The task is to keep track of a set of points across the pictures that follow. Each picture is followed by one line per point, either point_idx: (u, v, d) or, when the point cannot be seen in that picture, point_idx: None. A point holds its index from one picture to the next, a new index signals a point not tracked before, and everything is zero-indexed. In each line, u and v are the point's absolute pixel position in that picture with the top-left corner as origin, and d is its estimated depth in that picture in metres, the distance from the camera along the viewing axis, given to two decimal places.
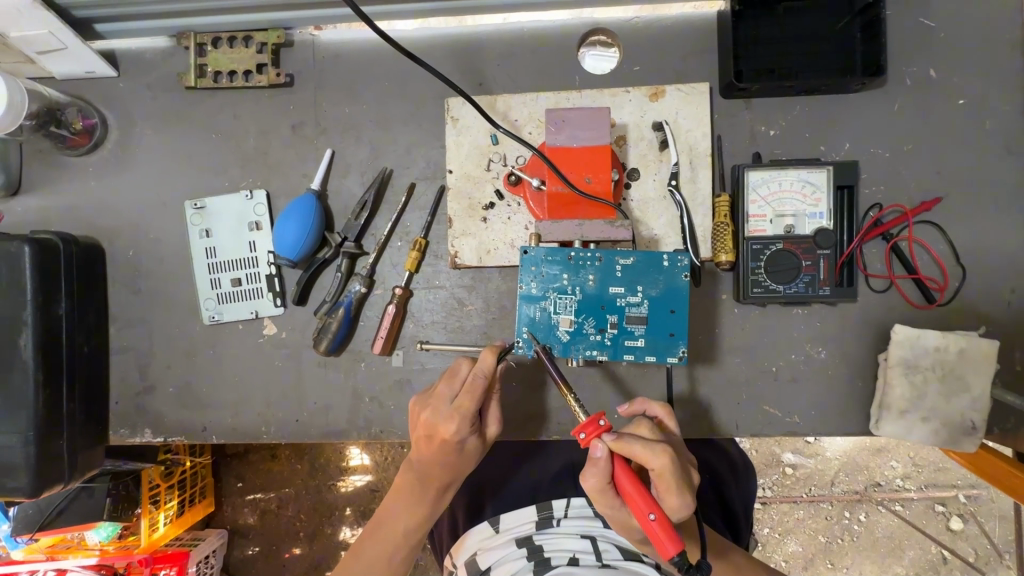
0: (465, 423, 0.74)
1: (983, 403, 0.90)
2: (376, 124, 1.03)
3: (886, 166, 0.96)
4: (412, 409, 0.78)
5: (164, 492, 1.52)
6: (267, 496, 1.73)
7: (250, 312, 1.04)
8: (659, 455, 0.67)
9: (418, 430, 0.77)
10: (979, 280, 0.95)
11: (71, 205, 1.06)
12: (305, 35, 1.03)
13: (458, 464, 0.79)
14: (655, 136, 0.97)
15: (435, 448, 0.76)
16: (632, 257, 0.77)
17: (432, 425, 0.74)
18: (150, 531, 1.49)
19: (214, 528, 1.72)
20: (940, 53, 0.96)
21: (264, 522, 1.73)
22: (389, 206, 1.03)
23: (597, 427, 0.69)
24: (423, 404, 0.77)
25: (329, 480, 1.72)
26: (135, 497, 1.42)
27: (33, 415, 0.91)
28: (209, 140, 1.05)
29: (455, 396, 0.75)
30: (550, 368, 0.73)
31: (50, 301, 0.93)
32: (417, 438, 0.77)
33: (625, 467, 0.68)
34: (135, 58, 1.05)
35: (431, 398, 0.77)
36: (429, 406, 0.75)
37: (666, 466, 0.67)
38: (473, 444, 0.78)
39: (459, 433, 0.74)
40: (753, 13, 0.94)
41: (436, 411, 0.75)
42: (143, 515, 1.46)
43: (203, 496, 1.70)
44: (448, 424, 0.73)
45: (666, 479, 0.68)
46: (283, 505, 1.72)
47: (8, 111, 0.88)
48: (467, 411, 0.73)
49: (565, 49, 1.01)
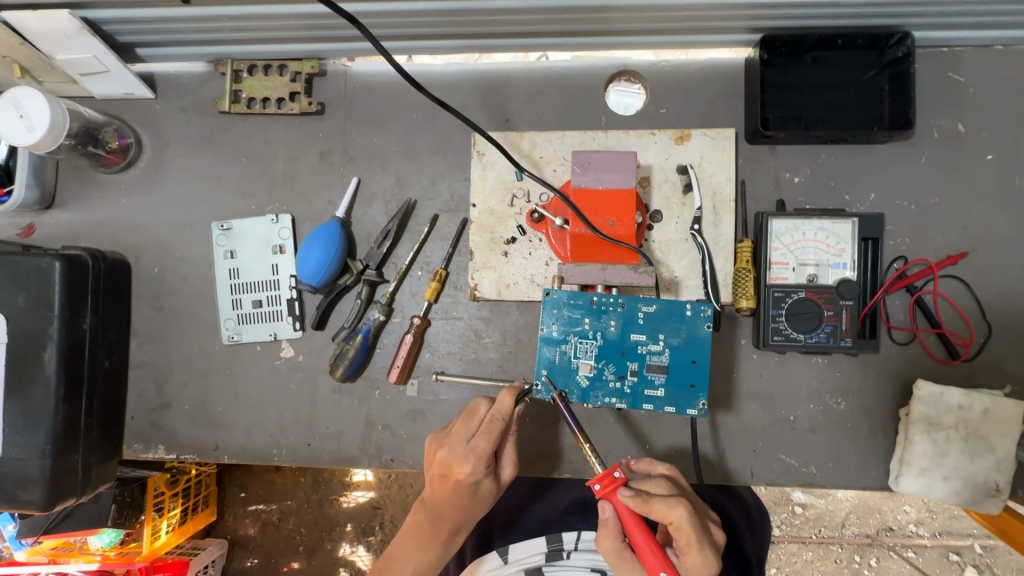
0: (481, 464, 0.73)
1: (1007, 465, 0.88)
2: (402, 154, 1.05)
3: (912, 218, 0.96)
4: (428, 446, 0.78)
5: (168, 499, 1.50)
6: (268, 508, 1.72)
7: (269, 335, 1.05)
8: (676, 510, 0.68)
9: (433, 468, 0.77)
10: (1004, 337, 0.94)
11: (101, 221, 1.08)
12: (338, 65, 1.06)
13: (472, 505, 0.78)
14: (679, 179, 0.97)
15: (450, 488, 0.75)
16: (655, 305, 0.77)
17: (447, 464, 0.74)
18: (151, 540, 1.47)
19: (214, 538, 1.72)
20: (968, 108, 0.96)
21: (264, 535, 1.73)
22: (412, 236, 1.04)
23: (613, 481, 0.68)
24: (439, 442, 0.77)
25: (331, 494, 1.71)
26: (139, 504, 1.40)
27: (51, 429, 0.92)
28: (239, 163, 1.07)
29: (472, 436, 0.75)
30: (567, 414, 0.73)
31: (76, 317, 0.95)
32: (432, 477, 0.77)
33: (642, 523, 0.68)
34: (173, 82, 1.08)
35: (447, 436, 0.77)
36: (445, 444, 0.75)
37: (685, 520, 0.68)
38: (488, 487, 0.77)
39: (475, 474, 0.73)
40: (780, 62, 0.95)
41: (452, 450, 0.74)
42: (146, 523, 1.44)
43: (205, 505, 1.70)
44: (463, 464, 0.73)
45: (685, 532, 0.68)
46: (284, 518, 1.72)
47: (48, 130, 0.90)
48: (483, 452, 0.73)
49: (592, 87, 1.02)
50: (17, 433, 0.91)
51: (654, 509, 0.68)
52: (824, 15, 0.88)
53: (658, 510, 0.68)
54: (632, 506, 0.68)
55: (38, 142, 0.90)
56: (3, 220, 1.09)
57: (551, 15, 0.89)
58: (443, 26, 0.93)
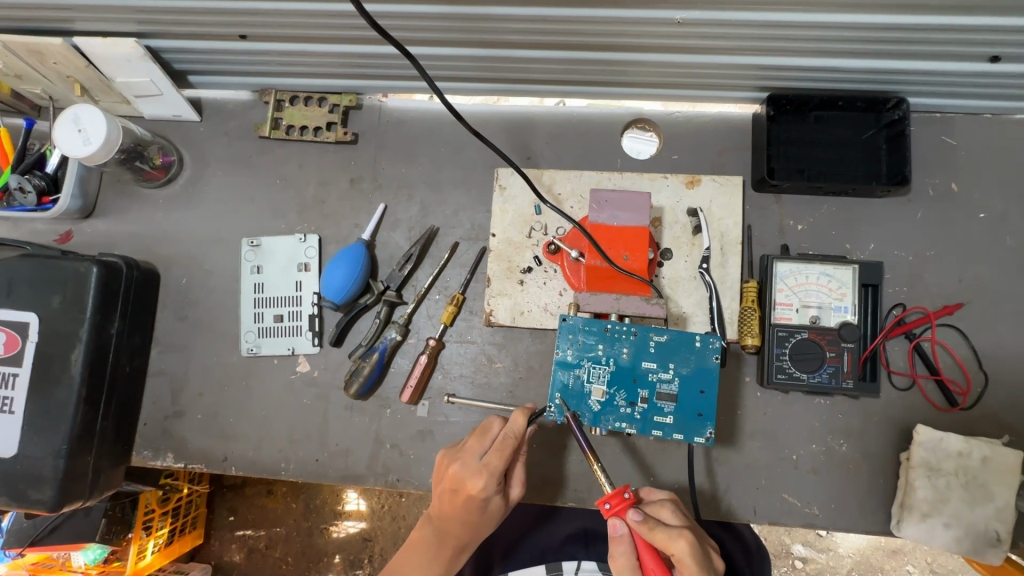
0: (494, 480, 0.75)
1: (1007, 514, 0.89)
2: (428, 184, 1.11)
3: (909, 269, 1.01)
4: (440, 462, 0.80)
5: (158, 518, 1.49)
6: (256, 535, 1.68)
7: (287, 349, 1.08)
8: (679, 540, 0.68)
9: (444, 484, 0.79)
10: (1000, 388, 0.97)
11: (137, 232, 1.13)
12: (373, 101, 1.14)
13: (481, 523, 0.79)
14: (689, 221, 1.03)
15: (461, 503, 0.77)
16: (666, 335, 0.81)
17: (460, 479, 0.76)
18: (138, 558, 1.44)
19: (198, 562, 1.66)
20: (960, 169, 1.03)
21: (250, 562, 1.67)
22: (432, 261, 1.09)
23: (623, 500, 0.70)
24: (452, 457, 0.79)
25: (322, 523, 1.67)
26: (129, 521, 1.41)
27: (69, 429, 0.94)
28: (273, 184, 1.13)
29: (485, 452, 0.77)
30: (579, 435, 0.75)
31: (105, 321, 0.98)
32: (443, 492, 0.78)
33: (648, 548, 0.70)
34: (218, 107, 1.16)
35: (461, 451, 0.79)
36: (459, 459, 0.77)
37: (686, 552, 0.68)
38: (497, 504, 0.79)
39: (487, 490, 0.75)
40: (785, 119, 1.03)
41: (465, 465, 0.76)
42: (133, 540, 1.43)
43: (193, 527, 1.65)
44: (476, 480, 0.75)
45: (687, 564, 0.68)
46: (271, 546, 1.67)
47: (101, 145, 0.96)
48: (497, 468, 0.75)
49: (609, 133, 1.10)
50: (35, 432, 0.93)
51: (657, 537, 0.69)
52: (826, 79, 0.96)
53: (661, 538, 0.69)
54: (638, 530, 0.70)
55: (92, 155, 0.97)
56: (43, 226, 1.14)
57: (576, 66, 0.97)
58: (475, 70, 1.01)
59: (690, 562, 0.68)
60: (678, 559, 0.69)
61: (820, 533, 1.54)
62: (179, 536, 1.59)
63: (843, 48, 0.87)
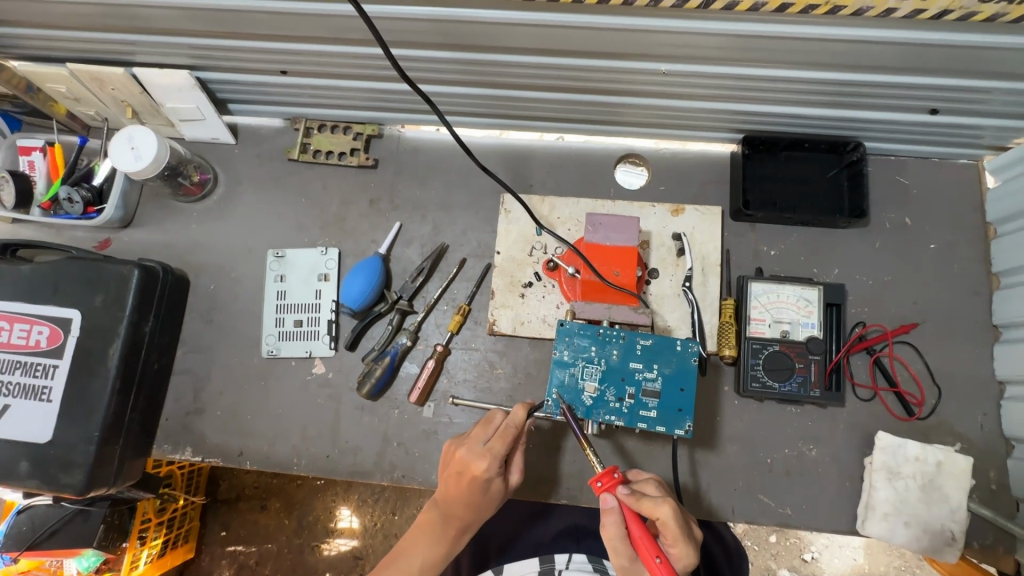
0: (495, 463, 0.89)
1: (961, 514, 0.98)
2: (440, 206, 1.23)
3: (870, 291, 1.13)
4: (449, 449, 0.94)
5: (153, 528, 1.48)
6: (247, 550, 1.67)
7: (305, 352, 1.17)
8: (663, 505, 0.79)
9: (452, 467, 0.93)
10: (953, 400, 1.07)
11: (171, 242, 1.24)
12: (393, 131, 1.27)
13: (482, 503, 0.93)
14: (674, 244, 1.15)
15: (466, 484, 0.90)
16: (650, 339, 0.92)
17: (466, 461, 0.90)
18: (131, 568, 1.43)
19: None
20: (913, 206, 1.16)
21: None
22: (441, 275, 1.20)
23: (612, 479, 0.80)
24: (460, 444, 0.93)
25: (315, 540, 1.66)
26: (127, 528, 1.39)
27: (103, 418, 1.02)
28: (298, 202, 1.25)
29: (488, 439, 0.92)
30: (573, 425, 0.85)
31: (141, 320, 1.07)
32: (451, 474, 0.92)
33: (636, 517, 0.80)
34: (252, 132, 1.29)
35: (467, 439, 0.93)
36: (466, 444, 0.91)
37: (669, 516, 0.78)
38: (498, 487, 0.92)
39: (490, 471, 0.89)
40: (758, 158, 1.16)
41: (471, 449, 0.90)
42: (128, 550, 1.41)
43: (185, 540, 1.64)
44: (480, 461, 0.89)
45: (670, 527, 0.78)
46: (262, 562, 1.66)
47: (151, 162, 1.08)
48: (498, 452, 0.89)
49: (604, 166, 1.23)
50: (71, 418, 1.01)
51: (643, 506, 0.80)
52: (793, 124, 1.10)
53: (647, 506, 0.79)
54: (626, 502, 0.80)
55: (141, 170, 1.08)
56: (84, 234, 1.25)
57: (575, 106, 1.11)
58: (486, 107, 1.15)
59: (673, 526, 0.78)
60: (663, 524, 0.79)
61: (805, 557, 1.59)
62: (171, 548, 1.58)
63: (804, 98, 1.01)
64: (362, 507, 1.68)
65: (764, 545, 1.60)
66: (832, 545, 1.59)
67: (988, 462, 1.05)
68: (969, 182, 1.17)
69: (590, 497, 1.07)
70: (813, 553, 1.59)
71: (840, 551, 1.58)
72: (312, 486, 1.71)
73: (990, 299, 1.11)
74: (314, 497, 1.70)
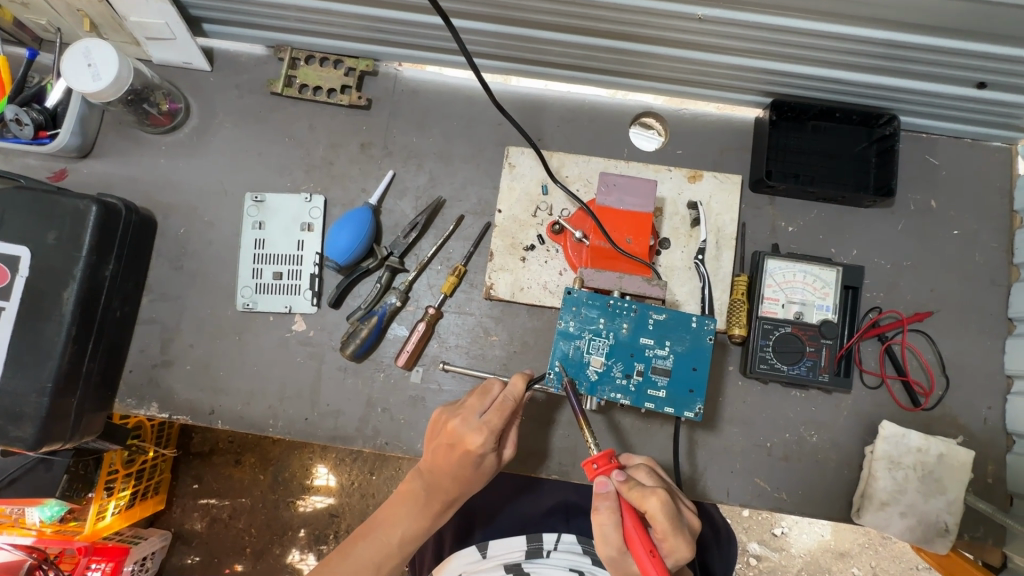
0: (491, 437, 0.86)
1: (957, 507, 0.97)
2: (438, 156, 1.12)
3: (886, 276, 1.08)
4: (440, 418, 0.91)
5: (121, 479, 1.41)
6: (220, 504, 1.61)
7: (284, 306, 1.08)
8: (652, 497, 0.75)
9: (443, 438, 0.89)
10: (959, 393, 1.05)
11: (137, 177, 1.12)
12: (390, 69, 1.14)
13: (471, 477, 0.90)
14: (688, 214, 1.07)
15: (457, 456, 0.87)
16: (664, 314, 0.90)
17: (460, 433, 0.87)
18: (96, 519, 1.35)
19: (157, 529, 1.59)
20: (940, 188, 1.10)
21: (211, 532, 1.60)
22: (436, 231, 1.10)
23: (608, 465, 0.79)
24: (453, 414, 0.90)
25: (289, 496, 1.61)
26: (93, 479, 1.31)
27: (57, 367, 0.92)
28: (281, 142, 1.13)
29: (485, 411, 0.88)
30: (573, 400, 0.82)
31: (101, 263, 0.97)
32: (440, 445, 0.89)
33: (627, 506, 0.77)
34: (231, 60, 1.15)
35: (461, 409, 0.89)
36: (460, 415, 0.88)
37: (659, 508, 0.75)
38: (491, 462, 0.90)
39: (485, 446, 0.86)
40: (785, 125, 1.07)
41: (466, 421, 0.87)
42: (93, 501, 1.34)
43: (155, 492, 1.57)
44: (476, 435, 0.86)
45: (660, 520, 0.75)
46: (235, 516, 1.61)
47: (112, 83, 0.95)
48: (495, 426, 0.86)
49: (616, 122, 1.13)
50: (20, 367, 0.91)
51: (634, 495, 0.77)
52: (827, 89, 1.01)
53: (636, 495, 0.76)
54: (619, 489, 0.78)
55: (101, 91, 0.95)
56: (36, 162, 1.12)
57: (592, 52, 1.00)
58: (494, 47, 1.03)
59: (661, 519, 0.74)
60: (652, 517, 0.75)
61: (776, 533, 1.60)
62: (141, 499, 1.51)
63: (845, 60, 0.93)
64: (339, 466, 1.63)
65: (737, 519, 1.60)
66: (803, 523, 1.60)
67: (986, 455, 1.03)
68: (1000, 167, 1.11)
69: (581, 473, 1.02)
70: (784, 528, 1.60)
71: (810, 528, 1.59)
72: (287, 443, 1.64)
73: (1007, 291, 1.07)
74: (289, 454, 1.64)
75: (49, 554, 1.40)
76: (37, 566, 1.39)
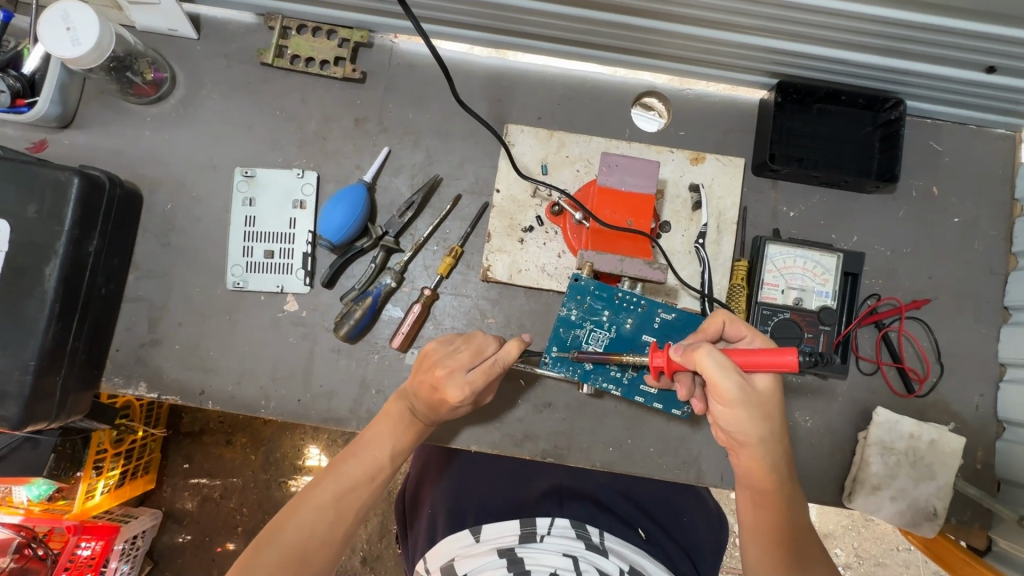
0: (472, 395, 0.87)
1: (946, 492, 0.98)
2: (435, 133, 1.09)
3: (886, 262, 1.07)
4: (431, 356, 0.90)
5: (110, 458, 1.38)
6: (211, 483, 1.60)
7: (276, 286, 1.05)
8: (716, 311, 0.84)
9: (428, 377, 0.89)
10: (952, 380, 1.05)
11: (121, 150, 1.08)
12: (385, 41, 1.10)
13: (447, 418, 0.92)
14: (690, 196, 1.06)
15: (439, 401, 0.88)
16: (673, 314, 0.91)
17: (444, 384, 0.86)
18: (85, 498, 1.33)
19: (147, 508, 1.57)
20: (943, 175, 1.09)
21: (202, 511, 1.59)
22: (432, 210, 1.08)
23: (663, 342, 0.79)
24: (443, 361, 0.88)
25: (280, 476, 1.60)
26: (81, 459, 1.29)
27: (39, 345, 0.89)
28: (271, 116, 1.09)
29: (472, 368, 0.88)
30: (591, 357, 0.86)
31: (84, 237, 0.93)
32: (425, 382, 0.89)
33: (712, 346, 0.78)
34: (219, 28, 1.10)
35: (451, 360, 0.88)
36: (448, 366, 0.87)
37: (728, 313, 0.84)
38: (467, 408, 0.91)
39: (466, 400, 0.87)
40: (789, 108, 1.05)
41: (452, 374, 0.86)
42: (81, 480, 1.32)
43: (146, 471, 1.55)
44: (457, 391, 0.86)
45: (738, 320, 0.82)
46: (226, 495, 1.60)
47: (93, 49, 0.90)
48: (479, 387, 0.87)
49: (618, 101, 1.10)
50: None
51: (707, 328, 0.84)
52: (834, 71, 0.99)
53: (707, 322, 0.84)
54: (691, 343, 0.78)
55: (81, 58, 0.90)
56: (14, 132, 1.07)
57: (596, 27, 0.97)
58: (494, 20, 0.99)
59: (737, 318, 0.83)
60: (731, 324, 0.83)
61: None
62: (130, 479, 1.49)
63: (854, 40, 0.90)
64: (331, 447, 1.62)
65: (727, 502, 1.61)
66: None
67: (976, 441, 1.04)
68: (1004, 154, 1.10)
69: (578, 456, 1.02)
70: None
71: None
72: (279, 423, 1.63)
73: (1005, 279, 1.07)
74: (280, 435, 1.62)
75: (38, 533, 1.37)
76: (26, 544, 1.36)
